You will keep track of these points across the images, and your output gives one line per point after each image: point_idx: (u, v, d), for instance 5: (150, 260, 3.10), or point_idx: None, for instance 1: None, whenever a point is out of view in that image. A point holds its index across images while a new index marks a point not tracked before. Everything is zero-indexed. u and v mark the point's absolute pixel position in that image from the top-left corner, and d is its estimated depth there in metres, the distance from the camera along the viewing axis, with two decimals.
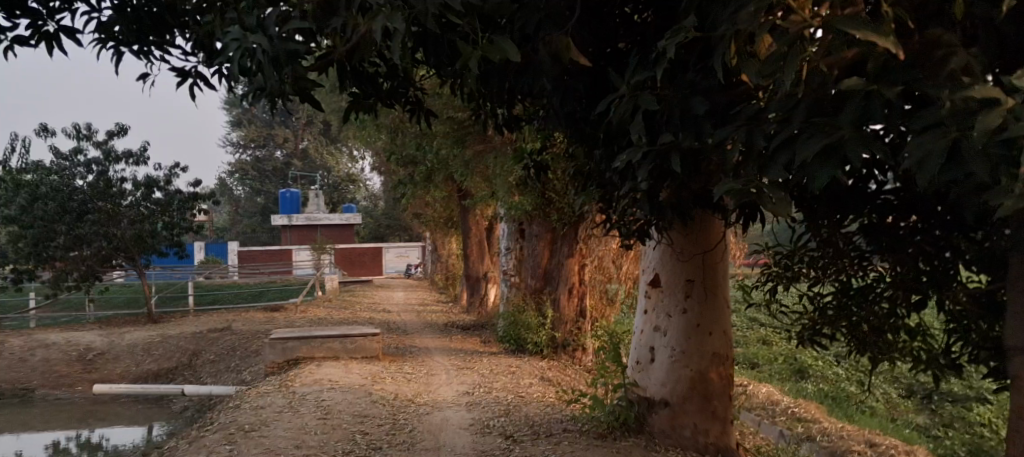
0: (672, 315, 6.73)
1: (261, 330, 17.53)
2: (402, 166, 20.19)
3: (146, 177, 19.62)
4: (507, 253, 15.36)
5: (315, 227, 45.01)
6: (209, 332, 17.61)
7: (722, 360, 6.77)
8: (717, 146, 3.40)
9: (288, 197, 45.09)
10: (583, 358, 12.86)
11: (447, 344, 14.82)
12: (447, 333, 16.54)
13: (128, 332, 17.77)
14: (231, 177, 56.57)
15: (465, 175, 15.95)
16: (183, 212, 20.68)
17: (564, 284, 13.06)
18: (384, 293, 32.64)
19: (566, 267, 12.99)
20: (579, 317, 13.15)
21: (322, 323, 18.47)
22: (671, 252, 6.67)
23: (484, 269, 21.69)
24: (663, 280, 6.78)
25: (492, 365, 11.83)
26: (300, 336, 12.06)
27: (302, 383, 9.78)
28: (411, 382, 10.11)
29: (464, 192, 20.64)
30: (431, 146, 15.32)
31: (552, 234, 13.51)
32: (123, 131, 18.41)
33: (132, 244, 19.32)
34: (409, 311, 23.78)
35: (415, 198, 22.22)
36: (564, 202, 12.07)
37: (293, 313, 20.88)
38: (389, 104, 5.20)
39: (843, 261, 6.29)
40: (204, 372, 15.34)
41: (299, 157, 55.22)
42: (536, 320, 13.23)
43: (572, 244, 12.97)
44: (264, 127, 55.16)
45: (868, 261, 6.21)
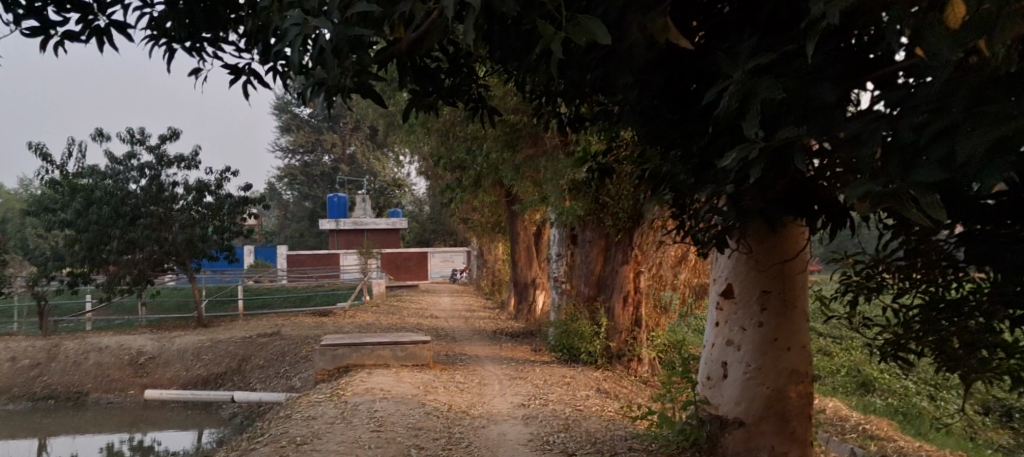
0: (746, 329, 6.31)
1: (310, 335, 17.45)
2: (451, 170, 19.97)
3: (197, 182, 19.74)
4: (558, 259, 14.98)
5: (361, 231, 45.23)
6: (258, 337, 17.59)
7: (801, 378, 6.30)
8: (845, 142, 3.14)
9: (335, 202, 45.34)
10: (638, 369, 12.43)
11: (498, 352, 14.50)
12: (496, 341, 16.21)
13: (179, 336, 17.86)
14: (280, 182, 57.20)
15: (516, 179, 15.64)
16: (233, 216, 20.77)
17: (619, 292, 12.68)
18: (431, 298, 32.51)
19: (621, 274, 12.66)
20: (634, 326, 12.71)
21: (370, 329, 18.31)
22: (745, 261, 6.24)
23: (533, 274, 21.27)
24: (737, 291, 6.36)
25: (545, 375, 11.48)
26: (350, 343, 11.87)
27: (353, 392, 9.55)
28: (464, 392, 9.81)
29: (513, 196, 20.30)
30: (482, 149, 15.06)
31: (606, 239, 13.08)
32: (176, 136, 18.53)
33: (184, 248, 19.47)
34: (456, 316, 23.54)
35: (463, 203, 21.97)
36: (620, 206, 11.71)
37: (341, 318, 20.79)
38: (451, 101, 4.97)
39: (932, 268, 5.63)
40: (254, 378, 15.28)
41: (347, 162, 55.56)
42: (590, 329, 12.76)
43: (627, 250, 12.65)
44: (312, 132, 55.67)
45: (963, 270, 5.55)
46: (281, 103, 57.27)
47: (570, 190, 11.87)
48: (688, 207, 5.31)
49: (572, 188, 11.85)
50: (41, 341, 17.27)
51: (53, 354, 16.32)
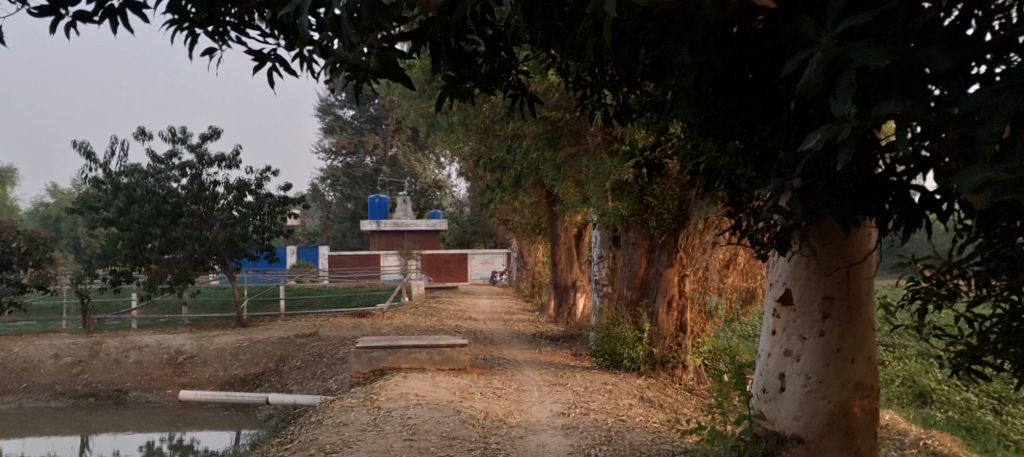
0: (807, 339, 5.81)
1: (347, 337, 17.27)
2: (490, 171, 19.67)
3: (238, 181, 19.75)
4: (599, 261, 14.55)
5: (402, 233, 45.24)
6: (296, 338, 17.46)
7: (867, 390, 5.81)
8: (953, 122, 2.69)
9: (376, 203, 45.37)
10: (683, 377, 11.85)
11: (537, 357, 14.10)
12: (536, 345, 15.81)
13: (218, 336, 17.83)
14: (322, 184, 57.58)
15: (556, 180, 15.25)
16: (273, 216, 20.71)
17: (663, 296, 12.11)
18: (470, 300, 32.23)
19: (665, 277, 12.05)
20: (679, 331, 12.09)
21: (409, 331, 18.07)
22: (806, 265, 5.76)
23: (573, 277, 20.80)
24: (796, 297, 5.87)
25: (586, 381, 11.04)
26: (387, 346, 11.58)
27: (387, 398, 9.24)
28: (503, 399, 9.45)
29: (554, 197, 19.90)
30: (523, 149, 14.70)
31: (650, 242, 12.56)
32: (217, 135, 18.54)
33: (225, 248, 19.48)
34: (495, 319, 23.19)
35: (503, 204, 21.64)
36: (664, 205, 11.38)
37: (380, 319, 20.59)
38: (489, 89, 4.60)
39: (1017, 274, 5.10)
40: (291, 379, 15.11)
41: (388, 164, 55.70)
42: (633, 335, 12.23)
43: (673, 252, 11.98)
44: (354, 134, 55.95)
45: None
46: (324, 105, 57.67)
47: (615, 189, 11.47)
48: (746, 204, 4.85)
49: (617, 188, 11.46)
50: (83, 339, 17.38)
51: (94, 352, 16.40)
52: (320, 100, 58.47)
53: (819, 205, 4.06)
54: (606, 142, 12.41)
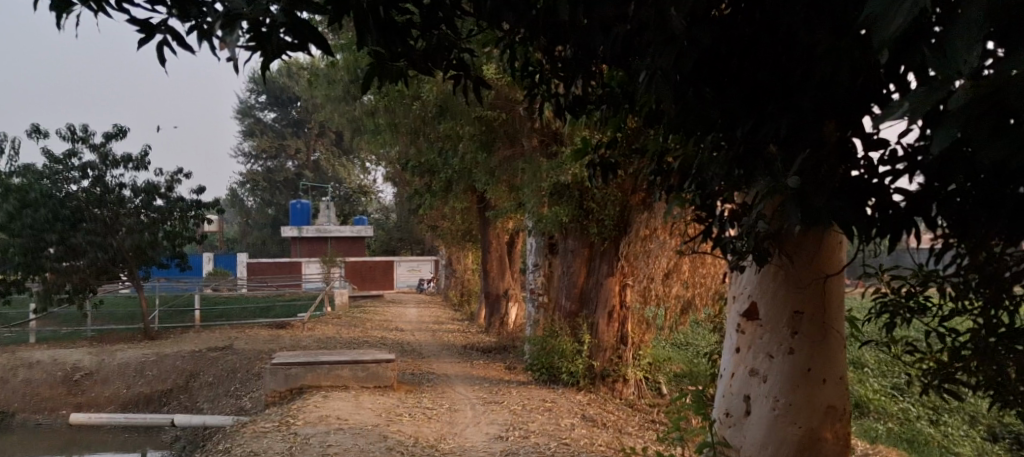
0: (774, 358, 5.26)
1: (264, 350, 16.15)
2: (420, 175, 18.88)
3: (145, 183, 18.24)
4: (534, 269, 14.02)
5: (326, 239, 43.86)
6: (208, 351, 16.22)
7: (838, 415, 5.28)
8: None
9: (299, 208, 43.76)
10: (624, 391, 11.38)
11: (469, 370, 13.36)
12: (467, 357, 15.03)
13: (120, 350, 16.41)
14: (242, 188, 55.42)
15: (489, 184, 14.61)
16: (184, 222, 19.36)
17: (603, 307, 11.69)
18: (397, 309, 31.24)
19: (605, 287, 11.68)
20: (620, 344, 11.67)
21: (332, 343, 17.03)
22: (774, 276, 5.23)
23: (505, 285, 20.11)
24: (762, 313, 5.32)
25: (522, 399, 10.33)
26: (305, 362, 10.64)
27: (305, 421, 8.35)
28: (432, 421, 8.66)
29: (485, 202, 19.28)
30: (455, 150, 13.94)
31: (590, 250, 12.02)
32: (122, 134, 17.12)
33: (131, 255, 18.04)
34: (424, 329, 22.34)
35: (431, 210, 20.82)
36: (606, 211, 11.23)
37: (300, 331, 19.44)
38: (427, 68, 3.83)
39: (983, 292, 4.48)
40: (200, 396, 13.87)
41: (312, 168, 54.02)
42: (571, 349, 11.73)
43: (613, 261, 11.68)
44: (275, 137, 53.94)
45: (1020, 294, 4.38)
46: (243, 106, 55.41)
47: (553, 196, 11.32)
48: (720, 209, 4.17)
49: (556, 194, 11.28)
50: None
51: None
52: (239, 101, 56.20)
53: (823, 209, 3.30)
54: (544, 144, 11.91)
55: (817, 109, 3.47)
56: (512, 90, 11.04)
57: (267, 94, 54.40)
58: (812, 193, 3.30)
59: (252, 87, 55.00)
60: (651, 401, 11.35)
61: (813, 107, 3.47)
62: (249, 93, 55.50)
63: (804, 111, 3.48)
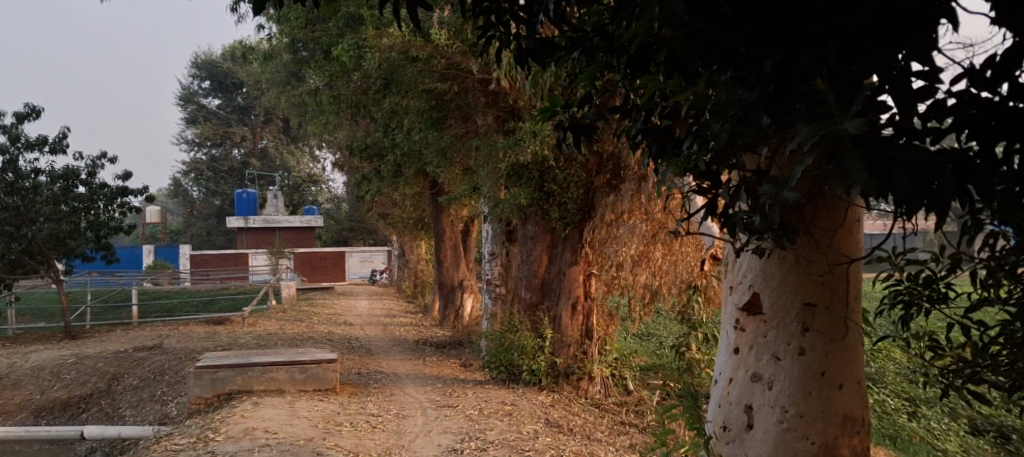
0: (781, 361, 4.32)
1: (198, 348, 14.85)
2: (367, 159, 17.72)
3: (64, 169, 16.79)
4: (490, 258, 13.06)
5: (274, 229, 42.21)
6: (134, 351, 14.83)
7: (857, 426, 4.36)
8: None
9: (245, 198, 42.01)
10: (589, 389, 10.45)
11: (421, 368, 12.30)
12: (418, 354, 13.95)
13: (36, 351, 14.91)
14: (184, 178, 53.14)
15: (440, 167, 13.57)
16: (110, 210, 17.86)
17: (567, 298, 10.76)
18: (348, 301, 29.94)
19: (569, 276, 10.75)
20: (585, 338, 10.77)
21: (274, 340, 15.78)
22: (780, 261, 4.29)
23: (460, 276, 19.05)
24: (766, 303, 4.39)
25: (478, 402, 9.31)
26: (235, 364, 9.46)
27: (227, 435, 7.20)
28: (375, 432, 7.60)
29: (438, 188, 18.21)
30: (403, 129, 12.85)
31: (552, 236, 11.06)
32: (36, 114, 15.62)
33: (49, 247, 16.51)
34: (374, 322, 21.17)
35: (380, 197, 19.67)
36: (569, 194, 10.37)
37: (241, 327, 18.11)
38: None
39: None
40: (123, 401, 12.54)
41: (259, 157, 52.05)
42: (533, 345, 10.70)
43: (576, 248, 10.78)
44: (220, 125, 51.77)
45: None
46: (186, 93, 53.16)
47: (513, 177, 10.54)
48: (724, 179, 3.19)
49: (515, 176, 10.51)
50: None
51: None
52: (182, 87, 53.93)
53: (893, 159, 2.31)
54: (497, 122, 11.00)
55: (875, 33, 2.55)
56: (466, 60, 10.04)
57: (211, 80, 52.29)
58: (877, 139, 2.36)
59: (196, 73, 52.81)
60: (619, 400, 10.47)
61: (869, 28, 2.55)
62: (192, 79, 53.27)
63: (856, 34, 2.55)
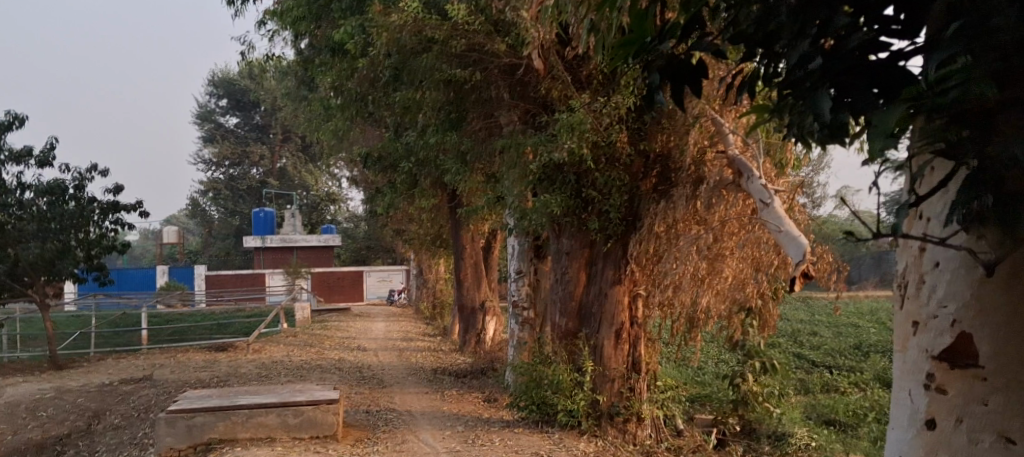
0: (1019, 447, 2.49)
1: (193, 380, 13.36)
2: (382, 170, 16.31)
3: (50, 182, 15.41)
4: (517, 278, 11.50)
5: (291, 249, 40.99)
6: (122, 384, 13.32)
7: None
8: None
9: (261, 217, 40.85)
10: (639, 434, 8.64)
11: (439, 404, 10.70)
12: (436, 386, 12.29)
13: (16, 385, 13.45)
14: (201, 197, 51.95)
15: (460, 175, 12.13)
16: (102, 227, 16.46)
17: (610, 325, 9.04)
18: (364, 323, 28.43)
19: (611, 298, 9.07)
20: (631, 371, 9.02)
21: (276, 370, 14.21)
22: (1011, 277, 2.50)
23: (482, 296, 17.36)
24: (983, 350, 2.53)
25: (507, 454, 7.66)
26: (216, 407, 7.91)
27: None
28: None
29: (457, 201, 16.74)
30: (419, 132, 11.36)
31: (590, 251, 9.37)
32: (19, 122, 14.29)
33: (35, 269, 15.14)
34: (390, 347, 19.56)
35: (396, 211, 18.23)
36: (611, 200, 8.78)
37: (244, 354, 16.58)
38: None
39: None
40: (102, 442, 10.96)
41: (276, 176, 50.86)
42: (569, 381, 8.73)
43: (619, 264, 9.14)
44: (237, 143, 50.61)
45: None
46: (203, 111, 52.06)
47: (546, 184, 9.01)
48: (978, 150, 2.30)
49: (549, 182, 8.98)
50: None
51: None
52: (200, 106, 52.95)
53: None
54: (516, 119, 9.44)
55: None
56: (492, 42, 8.55)
57: (229, 99, 51.25)
58: None
59: (213, 91, 51.81)
60: (673, 445, 8.68)
61: None
62: (210, 97, 52.21)
63: None
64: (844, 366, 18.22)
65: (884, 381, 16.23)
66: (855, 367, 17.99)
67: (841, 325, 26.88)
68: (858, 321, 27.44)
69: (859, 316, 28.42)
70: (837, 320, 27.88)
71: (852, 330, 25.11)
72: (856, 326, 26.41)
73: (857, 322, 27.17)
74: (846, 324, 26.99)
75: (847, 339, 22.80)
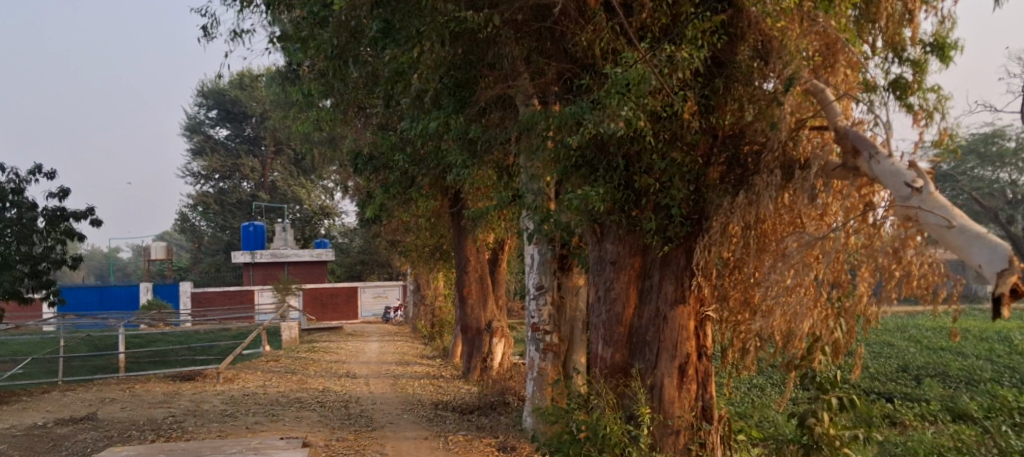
0: None
1: (146, 418, 11.09)
2: (375, 170, 14.25)
3: None
4: (537, 295, 9.30)
5: (282, 264, 39.27)
6: (59, 423, 11.01)
7: None
8: None
9: (251, 231, 38.74)
10: None
11: (442, 454, 8.48)
12: (438, 428, 10.07)
13: None
14: (188, 211, 49.41)
15: (466, 172, 10.14)
16: (48, 239, 14.08)
17: (672, 357, 6.82)
18: (356, 344, 26.15)
19: (674, 322, 6.84)
20: (702, 420, 6.81)
21: (246, 407, 11.88)
22: None
23: (488, 316, 15.15)
24: None
25: None
26: None
27: None
28: None
29: (459, 206, 14.67)
30: (413, 115, 9.19)
31: (642, 260, 7.13)
32: None
33: None
34: (383, 374, 17.29)
35: (391, 217, 16.10)
36: (673, 189, 6.58)
37: (213, 385, 14.26)
38: None
39: None
40: None
41: (267, 189, 48.52)
42: (622, 439, 6.35)
43: (682, 277, 6.90)
44: (227, 155, 48.27)
45: None
46: (191, 122, 49.70)
47: (584, 171, 7.05)
48: None
49: (589, 169, 7.05)
50: None
51: None
52: (188, 117, 50.58)
53: None
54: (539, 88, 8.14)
55: None
56: None
57: (219, 109, 48.89)
58: None
59: (202, 101, 49.48)
60: None
61: None
62: (198, 107, 49.88)
63: None
64: (900, 394, 15.93)
65: (956, 412, 14.05)
66: (913, 394, 15.70)
67: (872, 344, 24.54)
68: (891, 339, 25.12)
69: (891, 334, 26.12)
70: (868, 338, 25.56)
71: (889, 351, 22.78)
72: (891, 344, 24.11)
73: (890, 340, 24.86)
74: (879, 342, 24.63)
75: (888, 361, 20.48)
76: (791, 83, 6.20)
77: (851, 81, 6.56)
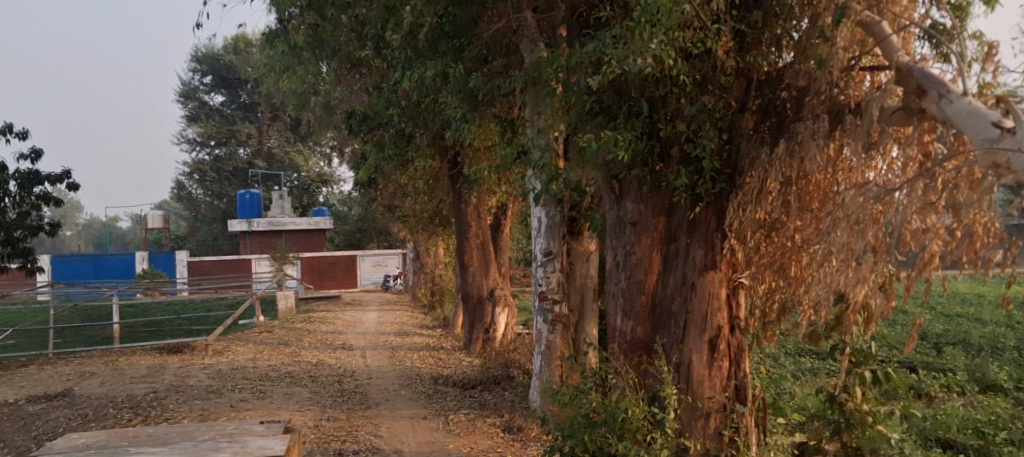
0: None
1: (124, 395, 10.37)
2: (370, 130, 13.42)
3: None
4: (544, 262, 8.49)
5: (279, 233, 38.37)
6: (32, 400, 10.29)
7: None
8: None
9: (248, 199, 37.91)
10: None
11: (441, 436, 7.75)
12: (437, 405, 9.35)
13: None
14: (184, 179, 48.46)
15: (467, 128, 9.35)
16: (22, 205, 13.28)
17: (700, 331, 6.02)
18: (354, 313, 25.45)
19: (702, 293, 6.02)
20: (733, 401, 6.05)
21: (233, 382, 11.15)
22: None
23: (490, 283, 14.40)
24: None
25: None
26: None
27: None
28: None
29: (458, 169, 13.88)
30: (407, 63, 8.34)
31: (667, 222, 6.28)
32: None
33: None
34: (381, 345, 16.58)
35: (388, 181, 15.31)
36: (703, 139, 5.74)
37: (201, 358, 13.53)
38: None
39: None
40: None
41: (264, 157, 47.58)
42: (644, 423, 5.61)
43: (712, 241, 6.05)
44: (222, 121, 47.20)
45: None
46: (186, 88, 48.54)
47: (602, 119, 6.34)
48: None
49: (607, 116, 6.32)
50: None
51: None
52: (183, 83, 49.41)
53: None
54: (548, 30, 7.53)
55: None
56: None
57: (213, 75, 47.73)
58: None
59: (196, 66, 48.32)
60: None
61: None
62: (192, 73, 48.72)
63: None
64: (921, 363, 15.24)
65: (983, 382, 13.38)
66: (935, 364, 15.02)
67: None
68: None
69: None
70: None
71: None
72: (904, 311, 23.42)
73: None
74: None
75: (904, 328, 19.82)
76: (842, 14, 5.24)
77: (910, 11, 5.65)
